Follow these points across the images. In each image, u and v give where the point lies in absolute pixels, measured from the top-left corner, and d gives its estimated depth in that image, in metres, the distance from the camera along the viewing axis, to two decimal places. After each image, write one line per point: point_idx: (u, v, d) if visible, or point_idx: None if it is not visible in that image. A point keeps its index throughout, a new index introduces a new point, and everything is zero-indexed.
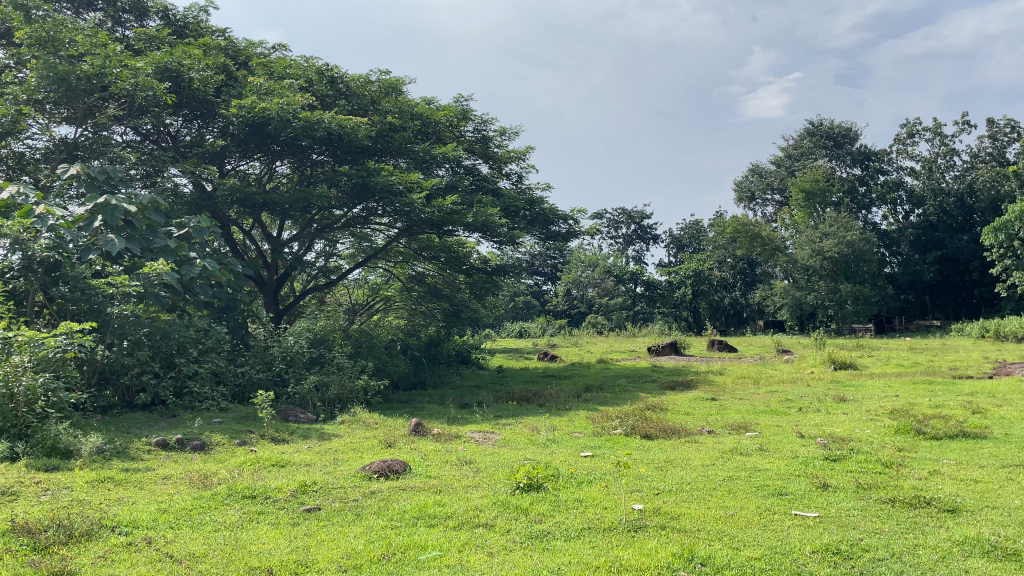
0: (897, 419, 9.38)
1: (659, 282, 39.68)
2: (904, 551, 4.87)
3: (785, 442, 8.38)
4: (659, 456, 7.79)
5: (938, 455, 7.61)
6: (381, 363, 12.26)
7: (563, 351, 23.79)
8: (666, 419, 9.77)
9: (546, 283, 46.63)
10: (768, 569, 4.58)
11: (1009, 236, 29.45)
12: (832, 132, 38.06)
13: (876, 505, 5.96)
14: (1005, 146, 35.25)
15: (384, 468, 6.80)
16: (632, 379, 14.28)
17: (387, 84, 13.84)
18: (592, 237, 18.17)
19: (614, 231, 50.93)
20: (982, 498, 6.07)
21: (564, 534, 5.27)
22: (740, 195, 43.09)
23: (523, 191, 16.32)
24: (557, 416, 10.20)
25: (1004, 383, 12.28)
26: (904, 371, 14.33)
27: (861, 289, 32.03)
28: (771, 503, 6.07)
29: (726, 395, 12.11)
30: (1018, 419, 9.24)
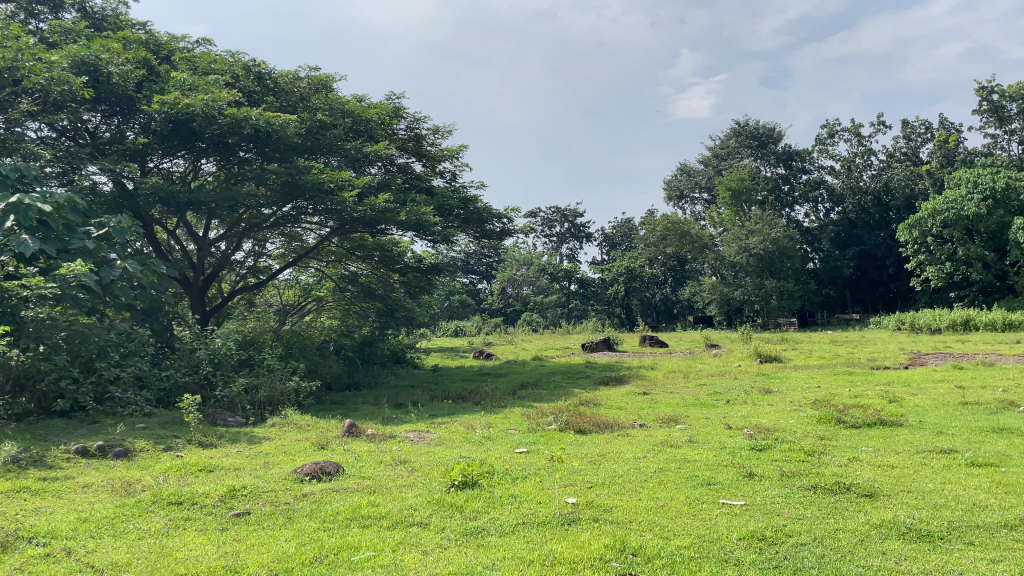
0: (819, 409, 9.74)
1: (593, 280, 40.20)
2: (825, 535, 5.07)
3: (713, 434, 8.60)
4: (592, 450, 7.89)
5: (857, 443, 7.93)
6: (313, 365, 12.06)
7: (498, 349, 23.85)
8: (598, 413, 9.93)
9: (481, 282, 46.55)
10: (696, 557, 4.70)
11: (922, 233, 30.86)
12: (758, 133, 39.13)
13: (800, 492, 6.17)
14: (919, 146, 36.83)
15: (316, 470, 6.72)
16: (566, 376, 14.44)
17: (316, 81, 13.67)
18: (525, 235, 18.26)
19: (548, 229, 51.24)
20: (898, 483, 6.35)
21: (499, 530, 5.29)
22: (670, 194, 43.95)
23: (456, 190, 16.28)
24: (491, 413, 10.24)
25: (917, 373, 12.88)
26: (826, 363, 14.87)
27: (785, 285, 33.13)
28: (700, 493, 6.22)
29: (657, 389, 12.38)
30: (931, 407, 9.70)
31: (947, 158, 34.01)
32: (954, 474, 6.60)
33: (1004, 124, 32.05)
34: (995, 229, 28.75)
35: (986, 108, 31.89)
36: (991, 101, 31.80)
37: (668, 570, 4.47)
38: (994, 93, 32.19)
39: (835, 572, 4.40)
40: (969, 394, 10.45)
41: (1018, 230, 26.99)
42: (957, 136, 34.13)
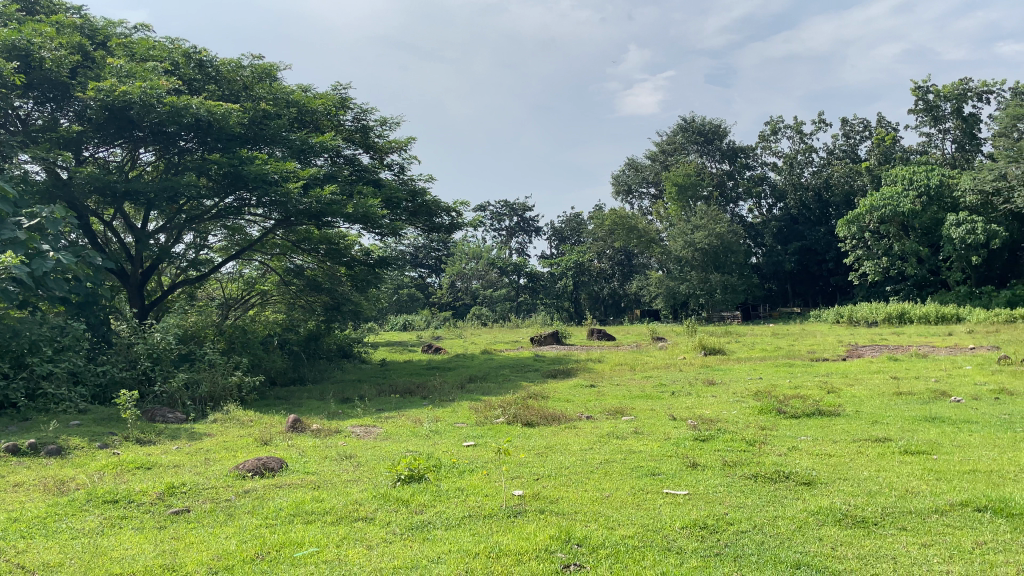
0: (761, 399, 9.97)
1: (542, 274, 40.34)
2: (764, 523, 5.19)
3: (658, 425, 8.74)
4: (539, 443, 7.92)
5: (797, 432, 8.13)
6: (256, 359, 11.84)
7: (447, 342, 23.82)
8: (546, 406, 9.98)
9: (430, 276, 46.24)
10: (640, 546, 4.76)
11: (860, 229, 31.73)
12: (704, 129, 39.65)
13: (741, 480, 6.31)
14: (857, 144, 37.85)
15: (259, 466, 6.60)
16: (515, 369, 14.48)
17: (259, 69, 13.42)
18: (474, 228, 18.22)
19: (497, 223, 51.23)
20: (835, 471, 6.54)
21: (445, 524, 5.28)
22: (618, 188, 44.32)
23: (404, 182, 16.14)
24: (440, 407, 10.20)
25: (854, 364, 13.28)
26: (768, 355, 15.21)
27: (729, 279, 33.78)
28: (644, 483, 6.30)
29: (604, 381, 12.51)
30: (867, 398, 10.00)
31: (885, 155, 35.04)
32: (888, 461, 6.81)
33: (938, 124, 33.17)
34: (929, 225, 29.80)
35: (922, 108, 32.95)
36: (926, 101, 32.86)
37: (613, 560, 4.52)
38: (929, 94, 33.26)
39: (774, 558, 4.50)
40: (903, 384, 10.82)
41: (950, 226, 28.03)
42: (894, 134, 35.19)
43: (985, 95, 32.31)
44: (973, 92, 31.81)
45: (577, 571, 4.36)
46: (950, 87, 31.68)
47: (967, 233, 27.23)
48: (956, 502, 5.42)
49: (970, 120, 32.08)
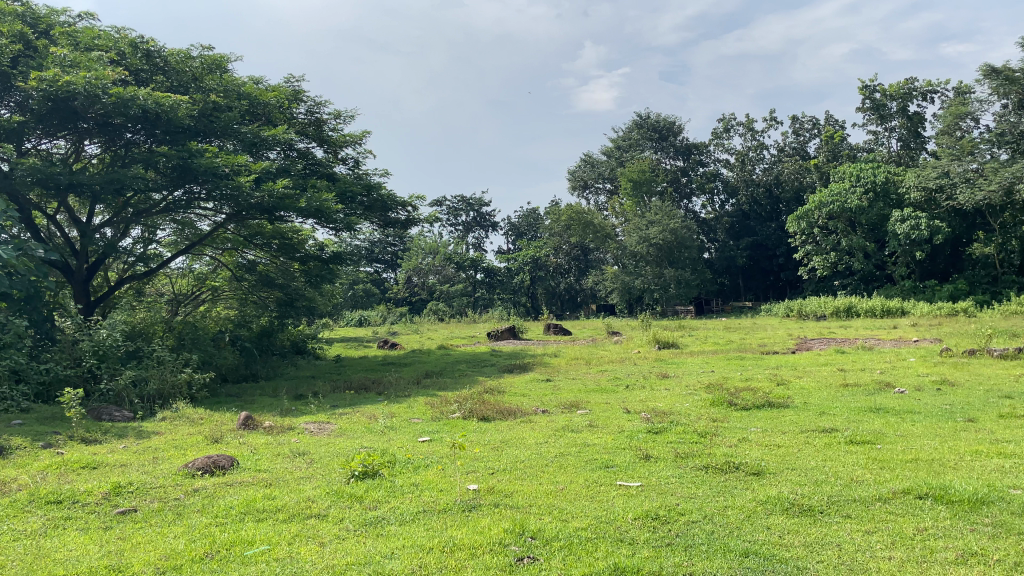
0: (713, 392, 10.13)
1: (498, 269, 40.30)
2: (714, 513, 5.28)
3: (612, 418, 8.83)
4: (495, 437, 7.94)
5: (747, 424, 8.29)
6: (207, 356, 11.61)
7: (402, 338, 23.70)
8: (502, 401, 10.01)
9: (386, 271, 45.77)
10: (593, 537, 4.81)
11: (809, 225, 32.41)
12: (658, 126, 40.03)
13: (692, 471, 6.41)
14: (807, 141, 38.61)
15: (209, 464, 6.49)
16: (471, 364, 14.48)
17: (210, 60, 13.22)
18: (430, 223, 18.16)
19: (453, 218, 51.10)
20: (783, 461, 6.69)
21: (399, 519, 5.27)
22: (573, 184, 44.52)
23: (359, 176, 16.02)
24: (395, 403, 10.15)
25: (803, 357, 13.59)
26: (720, 349, 15.49)
27: (683, 274, 34.23)
28: (598, 475, 6.37)
29: (560, 375, 12.60)
30: (815, 390, 10.26)
31: (833, 153, 35.85)
32: (835, 451, 6.99)
33: (885, 122, 34.02)
34: (876, 221, 30.58)
35: (869, 107, 33.74)
36: (873, 100, 33.66)
37: (566, 551, 4.57)
38: (876, 93, 34.09)
39: (723, 547, 4.59)
40: (849, 376, 11.10)
41: (896, 222, 28.81)
42: (843, 132, 35.99)
43: (929, 94, 33.24)
44: (918, 91, 32.70)
45: (530, 563, 4.38)
46: (896, 86, 32.50)
47: (912, 229, 28.00)
48: (898, 490, 5.59)
49: (914, 119, 32.97)
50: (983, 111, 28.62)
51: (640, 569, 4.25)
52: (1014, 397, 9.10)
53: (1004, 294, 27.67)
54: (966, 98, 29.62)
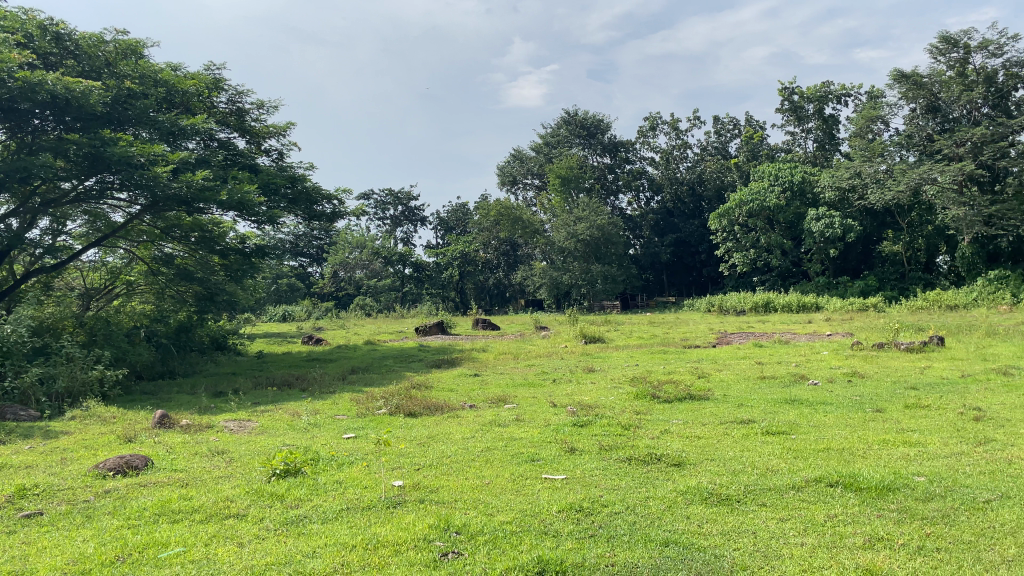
0: (636, 385, 10.33)
1: (427, 264, 40.04)
2: (637, 504, 5.39)
3: (538, 412, 8.90)
4: (421, 433, 7.90)
5: (668, 416, 8.49)
6: (120, 352, 11.16)
7: (328, 334, 23.28)
8: (429, 396, 9.96)
9: (311, 265, 44.93)
10: (517, 531, 4.84)
11: (730, 222, 33.29)
12: (586, 123, 40.43)
13: (616, 463, 6.52)
14: (728, 141, 39.66)
15: (121, 465, 6.26)
16: (398, 360, 14.35)
17: (124, 45, 12.66)
18: (356, 217, 17.89)
19: (381, 212, 50.52)
20: (703, 452, 6.87)
21: (321, 517, 5.18)
22: (502, 179, 44.54)
23: (283, 168, 15.67)
24: (319, 399, 9.99)
25: (723, 351, 13.97)
26: (644, 343, 15.82)
27: (609, 270, 34.76)
28: (524, 469, 6.42)
29: (488, 370, 12.64)
30: (734, 382, 10.61)
31: (752, 152, 36.92)
32: (751, 442, 7.22)
33: (802, 123, 35.24)
34: (792, 220, 31.72)
35: (788, 108, 34.85)
36: (792, 102, 34.81)
37: (490, 546, 4.58)
38: (794, 95, 35.24)
39: (645, 537, 4.68)
40: (766, 369, 11.48)
41: (811, 220, 29.88)
42: (762, 133, 37.09)
43: (843, 98, 34.58)
44: (833, 94, 33.98)
45: (454, 558, 4.38)
46: (813, 89, 33.69)
47: (827, 227, 29.09)
48: (811, 478, 5.81)
49: (830, 121, 34.26)
50: (893, 115, 29.97)
51: (563, 561, 4.29)
52: (919, 388, 9.57)
53: (911, 290, 29.07)
54: (877, 102, 30.93)
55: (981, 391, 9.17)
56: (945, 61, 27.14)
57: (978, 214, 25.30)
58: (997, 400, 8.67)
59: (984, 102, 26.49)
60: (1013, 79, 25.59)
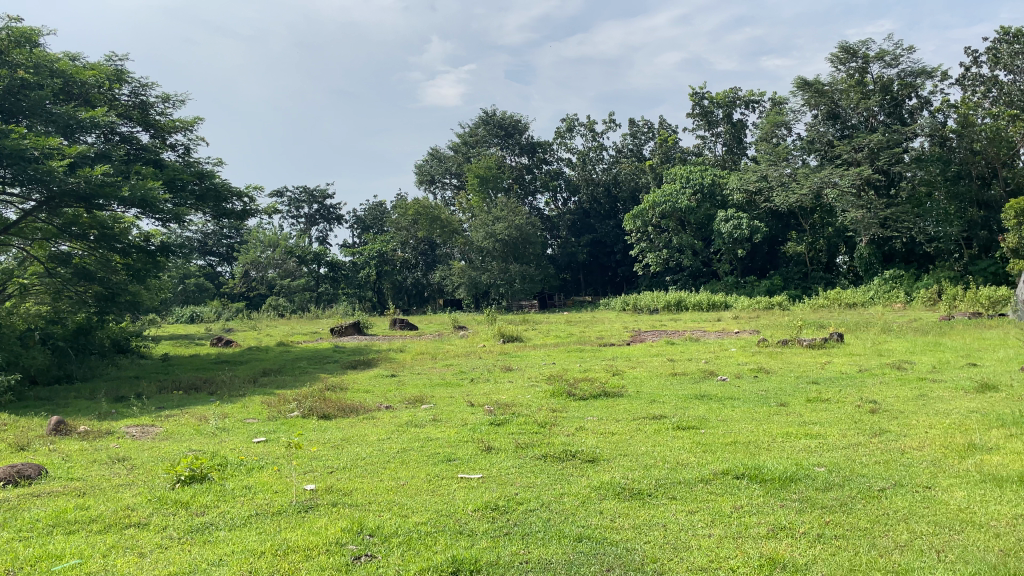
0: (553, 383, 10.45)
1: (343, 263, 39.37)
2: (551, 500, 5.45)
3: (455, 411, 8.88)
4: (335, 435, 7.76)
5: (584, 413, 8.63)
6: (12, 357, 10.54)
7: (239, 335, 22.63)
8: (344, 397, 9.81)
9: (221, 264, 43.55)
10: (433, 532, 4.82)
11: (644, 223, 33.94)
12: (504, 123, 40.57)
13: (531, 461, 6.58)
14: (643, 143, 40.51)
15: (12, 474, 5.92)
16: (312, 361, 14.07)
17: (18, 33, 11.89)
18: (268, 215, 17.42)
19: (295, 210, 49.45)
20: (616, 448, 7.00)
21: (228, 524, 5.03)
22: (420, 178, 44.10)
23: (190, 164, 15.14)
24: (229, 403, 9.69)
25: (637, 349, 14.27)
26: (561, 342, 16.00)
27: (527, 270, 35.16)
28: (440, 469, 6.40)
29: (405, 370, 12.54)
30: (647, 378, 10.88)
31: (666, 155, 37.82)
32: (663, 437, 7.40)
33: (712, 128, 36.36)
34: (703, 221, 32.67)
35: (698, 113, 35.87)
36: (702, 107, 35.86)
37: (404, 547, 4.54)
38: (705, 100, 36.33)
39: (558, 533, 4.74)
40: (678, 366, 11.79)
41: (720, 221, 30.88)
42: (675, 136, 38.02)
43: (751, 104, 35.85)
44: (741, 101, 35.18)
45: (367, 562, 4.32)
46: (722, 95, 34.77)
47: (735, 229, 30.12)
48: (718, 471, 6.00)
49: (738, 126, 35.46)
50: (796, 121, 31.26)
51: (477, 560, 4.30)
52: (819, 382, 10.02)
53: (813, 289, 30.44)
54: (782, 108, 32.17)
55: (877, 386, 9.66)
56: (844, 70, 28.43)
57: (874, 216, 26.72)
58: (890, 393, 9.16)
59: (880, 110, 27.92)
60: (907, 88, 27.03)
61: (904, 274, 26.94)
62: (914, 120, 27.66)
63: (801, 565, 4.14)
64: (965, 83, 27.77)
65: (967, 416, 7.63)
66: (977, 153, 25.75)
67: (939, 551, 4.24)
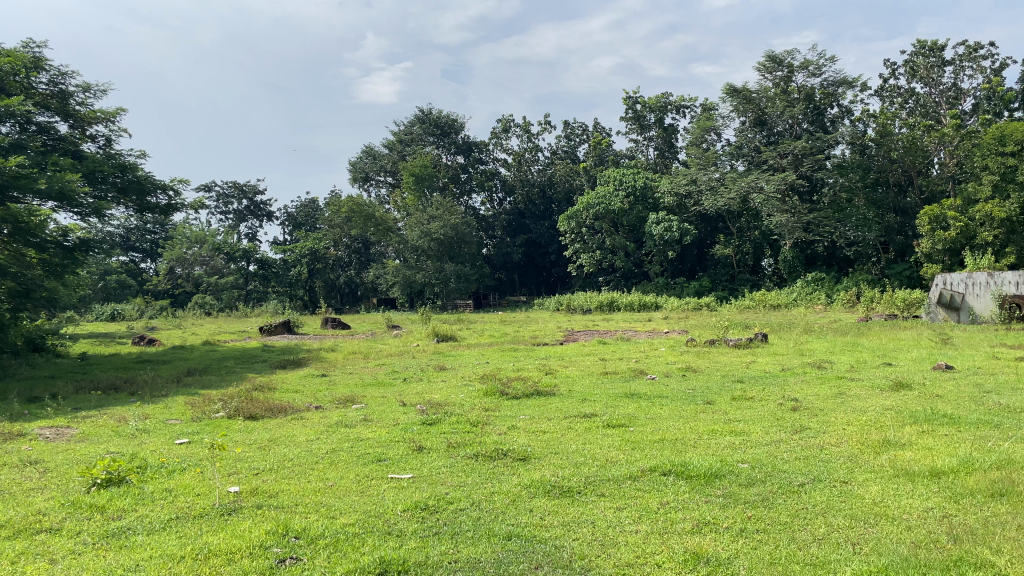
0: (486, 383, 10.46)
1: (273, 260, 38.50)
2: (482, 500, 5.45)
3: (387, 411, 8.82)
4: (262, 436, 7.60)
5: (516, 412, 8.67)
6: None
7: (162, 334, 21.90)
8: (272, 397, 9.62)
9: (143, 260, 42.11)
10: (361, 533, 4.77)
11: (578, 224, 34.20)
12: (440, 122, 40.42)
13: (463, 460, 6.57)
14: (577, 145, 40.97)
15: None
16: (239, 360, 13.75)
17: None
18: (195, 209, 16.91)
19: (223, 206, 48.19)
20: (547, 446, 7.05)
21: (147, 528, 4.88)
22: (354, 175, 43.47)
23: (112, 156, 14.60)
24: (150, 403, 9.40)
25: (569, 348, 14.43)
26: (495, 341, 16.05)
27: (462, 269, 35.26)
28: (370, 469, 6.33)
29: (336, 370, 12.35)
30: (579, 377, 11.01)
31: (599, 158, 38.31)
32: (594, 435, 7.49)
33: (644, 132, 37.01)
34: (635, 223, 33.12)
35: (631, 116, 36.43)
36: (635, 111, 36.43)
37: (331, 549, 4.49)
38: (638, 104, 36.95)
39: (488, 532, 4.75)
40: (608, 365, 11.96)
41: (652, 223, 31.41)
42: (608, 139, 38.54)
43: (681, 109, 36.61)
44: (672, 105, 35.90)
45: (292, 564, 4.26)
46: (654, 99, 35.41)
47: (666, 231, 30.71)
48: (647, 468, 6.12)
49: (669, 131, 36.19)
50: (725, 126, 32.06)
51: (406, 561, 4.27)
52: (745, 381, 10.31)
53: (740, 291, 31.25)
54: (711, 114, 32.95)
55: (798, 384, 10.00)
56: (771, 79, 29.27)
57: (798, 221, 27.60)
58: (811, 391, 9.49)
59: (804, 118, 28.84)
60: (829, 97, 28.06)
61: (826, 276, 27.95)
62: (836, 128, 28.74)
63: (723, 559, 4.25)
64: (883, 94, 28.98)
65: (883, 414, 7.96)
66: (893, 162, 27.29)
67: (854, 544, 4.41)
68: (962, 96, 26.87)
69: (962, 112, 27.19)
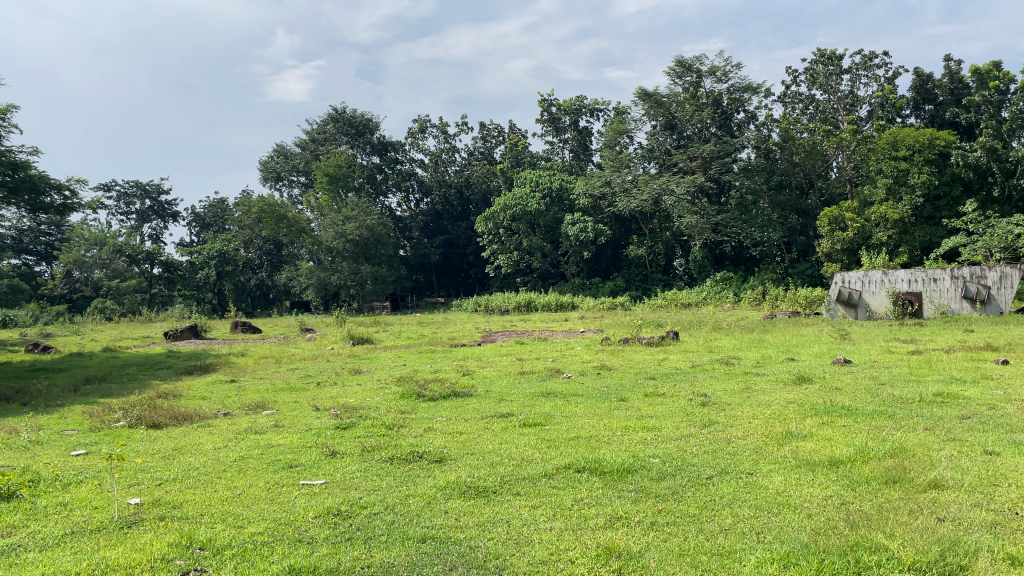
0: (402, 385, 10.37)
1: (178, 262, 36.94)
2: (396, 502, 5.41)
3: (299, 416, 8.62)
4: (166, 446, 7.33)
5: (433, 414, 8.62)
6: None
7: (58, 340, 20.83)
8: (177, 405, 9.27)
9: (38, 263, 40.04)
10: (269, 541, 4.66)
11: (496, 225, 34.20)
12: (354, 121, 39.87)
13: (377, 464, 6.50)
14: (493, 146, 41.12)
15: None
16: (143, 367, 13.21)
17: None
18: (93, 209, 16.16)
19: (124, 206, 46.21)
20: (463, 447, 7.05)
21: (39, 545, 4.64)
22: (265, 175, 42.35)
23: (2, 153, 13.79)
24: (43, 414, 8.92)
25: (486, 349, 14.44)
26: (412, 343, 15.92)
27: (378, 271, 34.89)
28: (281, 476, 6.19)
29: (246, 375, 12.03)
30: (496, 377, 11.05)
31: (516, 159, 38.54)
32: (509, 434, 7.54)
33: (560, 134, 37.42)
34: (551, 224, 33.50)
35: (546, 118, 36.80)
36: (550, 113, 36.81)
37: (238, 560, 4.37)
38: (552, 106, 37.34)
39: (402, 535, 4.73)
40: (525, 365, 12.04)
41: (568, 224, 31.82)
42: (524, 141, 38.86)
43: (596, 112, 37.18)
44: (586, 108, 36.40)
45: None
46: (569, 102, 35.85)
47: (581, 231, 31.13)
48: (561, 466, 6.19)
49: (584, 133, 36.71)
50: (637, 129, 32.78)
51: (316, 568, 4.21)
52: (656, 378, 10.54)
53: (653, 290, 31.95)
54: (624, 117, 33.61)
55: (706, 380, 10.32)
56: (681, 83, 30.08)
57: (707, 222, 28.49)
58: (719, 387, 9.81)
59: (712, 122, 29.75)
60: (735, 102, 29.08)
61: (734, 275, 28.89)
62: (742, 132, 29.79)
63: (634, 552, 4.34)
64: (786, 100, 30.18)
65: (785, 407, 8.30)
66: (796, 164, 28.55)
67: (758, 533, 4.58)
68: (858, 103, 28.22)
69: (858, 118, 28.55)
